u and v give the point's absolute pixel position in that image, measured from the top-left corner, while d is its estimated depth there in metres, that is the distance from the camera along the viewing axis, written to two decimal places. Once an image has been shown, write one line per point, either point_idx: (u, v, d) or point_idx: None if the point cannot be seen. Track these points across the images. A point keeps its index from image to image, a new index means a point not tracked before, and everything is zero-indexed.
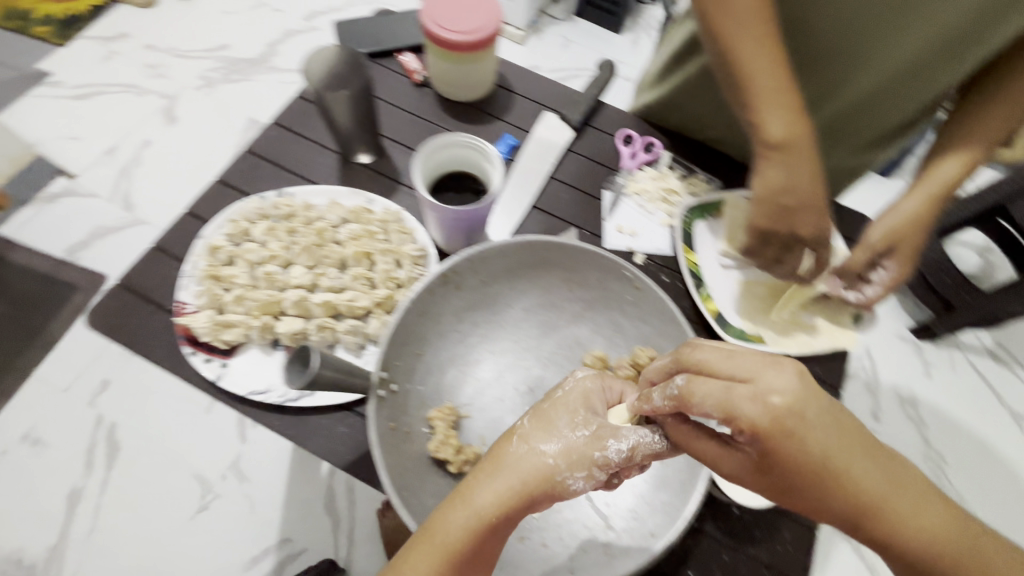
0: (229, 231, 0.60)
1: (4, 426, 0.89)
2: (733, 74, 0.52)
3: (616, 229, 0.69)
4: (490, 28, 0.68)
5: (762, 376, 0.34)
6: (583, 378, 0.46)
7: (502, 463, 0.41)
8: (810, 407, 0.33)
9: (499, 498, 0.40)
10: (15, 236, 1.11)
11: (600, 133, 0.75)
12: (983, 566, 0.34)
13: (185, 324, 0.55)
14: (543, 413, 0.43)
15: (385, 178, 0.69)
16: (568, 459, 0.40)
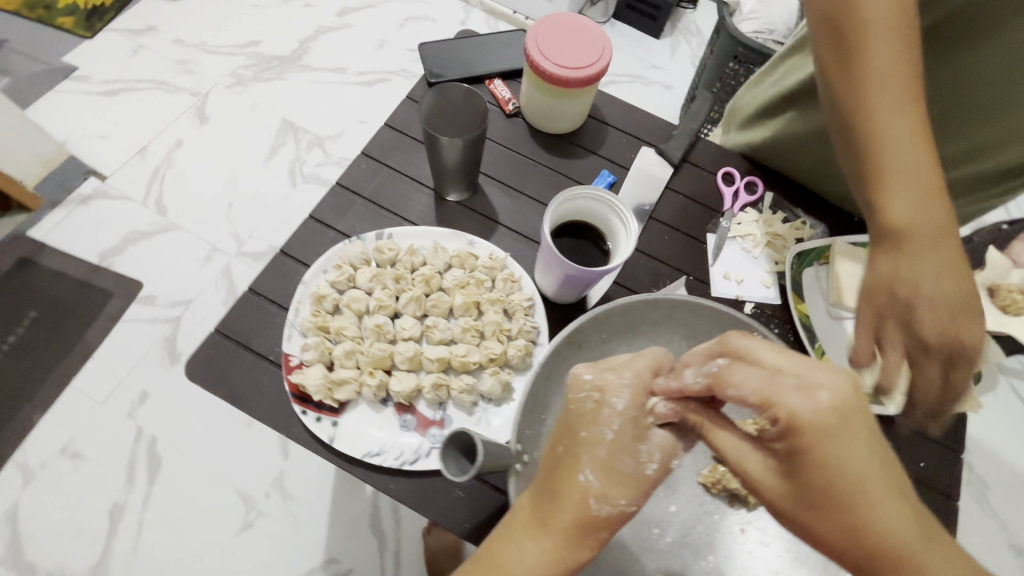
0: (334, 277, 0.57)
1: (43, 439, 0.90)
2: (861, 137, 0.47)
3: (723, 275, 0.66)
4: (601, 62, 0.64)
5: (812, 373, 0.33)
6: (623, 410, 0.41)
7: (572, 516, 0.39)
8: (852, 413, 0.32)
9: (571, 541, 0.39)
10: (47, 241, 1.05)
11: (699, 170, 0.72)
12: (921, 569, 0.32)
13: (296, 382, 0.52)
14: (607, 462, 0.40)
15: (482, 218, 0.66)
16: (645, 498, 0.40)
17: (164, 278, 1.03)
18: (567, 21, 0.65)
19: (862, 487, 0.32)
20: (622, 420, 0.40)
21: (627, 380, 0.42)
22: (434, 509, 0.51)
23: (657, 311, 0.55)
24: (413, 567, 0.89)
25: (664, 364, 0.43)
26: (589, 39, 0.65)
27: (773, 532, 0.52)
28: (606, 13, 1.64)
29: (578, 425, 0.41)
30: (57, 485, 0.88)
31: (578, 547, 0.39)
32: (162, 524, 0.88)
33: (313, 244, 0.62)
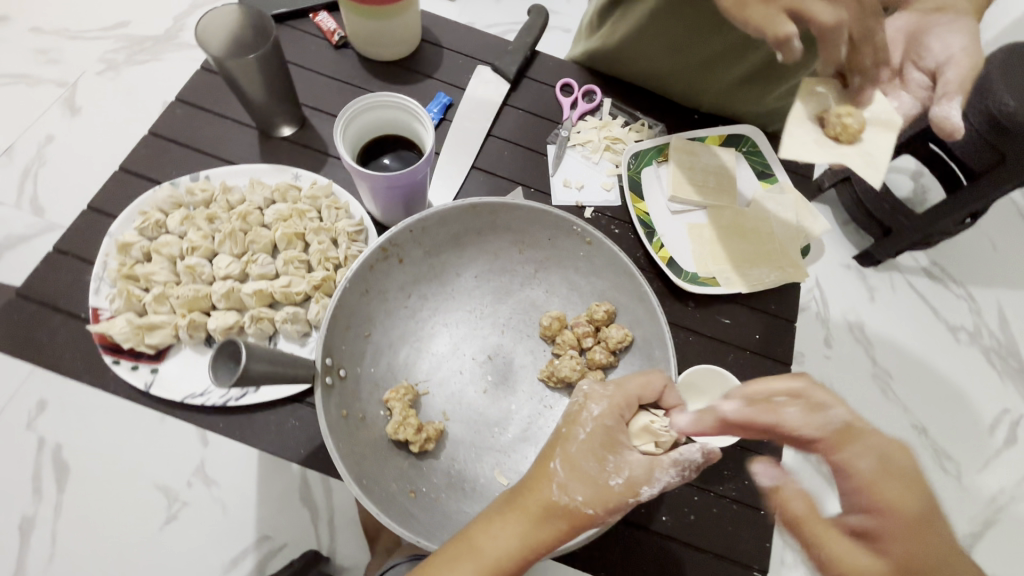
0: (141, 224, 0.54)
1: None
2: None
3: (562, 184, 0.67)
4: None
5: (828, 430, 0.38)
6: (601, 417, 0.40)
7: (537, 499, 0.37)
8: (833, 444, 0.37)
9: (532, 526, 0.37)
10: None
11: (538, 84, 0.72)
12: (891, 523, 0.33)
13: (102, 332, 0.50)
14: (574, 458, 0.38)
15: (312, 151, 0.64)
16: (606, 507, 0.37)
17: None
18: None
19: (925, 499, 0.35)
20: (597, 423, 0.39)
21: (609, 391, 0.42)
22: (266, 440, 0.51)
23: (479, 217, 0.55)
24: None
25: (642, 380, 0.43)
26: None
27: None
28: None
29: (559, 431, 0.40)
30: None
31: (542, 537, 0.37)
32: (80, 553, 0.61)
33: (126, 196, 0.58)
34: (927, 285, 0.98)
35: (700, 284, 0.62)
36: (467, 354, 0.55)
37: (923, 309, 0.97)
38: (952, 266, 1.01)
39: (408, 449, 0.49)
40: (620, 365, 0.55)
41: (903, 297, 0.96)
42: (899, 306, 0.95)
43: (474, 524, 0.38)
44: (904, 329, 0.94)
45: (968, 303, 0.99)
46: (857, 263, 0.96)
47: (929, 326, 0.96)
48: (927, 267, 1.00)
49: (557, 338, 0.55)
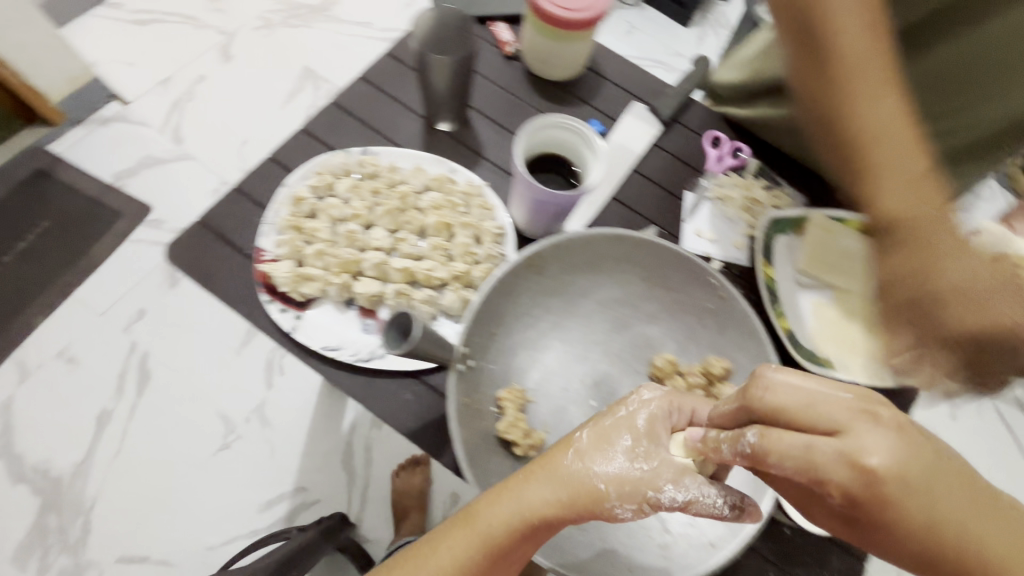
0: (315, 183, 0.59)
1: (33, 351, 0.87)
2: (841, 138, 0.46)
3: (694, 232, 0.67)
4: (569, 15, 0.64)
5: (857, 431, 0.29)
6: (651, 401, 0.41)
7: (550, 464, 0.39)
8: (914, 467, 0.28)
9: (530, 493, 0.38)
10: (55, 143, 1.03)
11: (688, 131, 0.73)
12: (957, 531, 0.29)
13: (266, 272, 0.55)
14: (604, 430, 0.39)
15: (467, 150, 0.68)
16: (620, 489, 0.37)
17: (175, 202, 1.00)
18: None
19: (937, 487, 0.29)
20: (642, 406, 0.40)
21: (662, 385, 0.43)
22: (380, 407, 0.54)
23: (619, 247, 0.57)
24: (378, 510, 0.85)
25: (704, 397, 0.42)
26: None
27: None
28: None
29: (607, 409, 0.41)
30: (47, 392, 0.85)
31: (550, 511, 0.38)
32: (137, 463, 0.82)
33: (302, 155, 0.64)
34: None
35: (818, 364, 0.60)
36: (576, 374, 0.57)
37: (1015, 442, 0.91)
38: None
39: (511, 451, 0.51)
40: None
41: (996, 426, 0.91)
42: (991, 434, 0.90)
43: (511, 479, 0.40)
44: (990, 458, 0.89)
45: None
46: None
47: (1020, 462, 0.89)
48: None
49: (667, 381, 0.56)
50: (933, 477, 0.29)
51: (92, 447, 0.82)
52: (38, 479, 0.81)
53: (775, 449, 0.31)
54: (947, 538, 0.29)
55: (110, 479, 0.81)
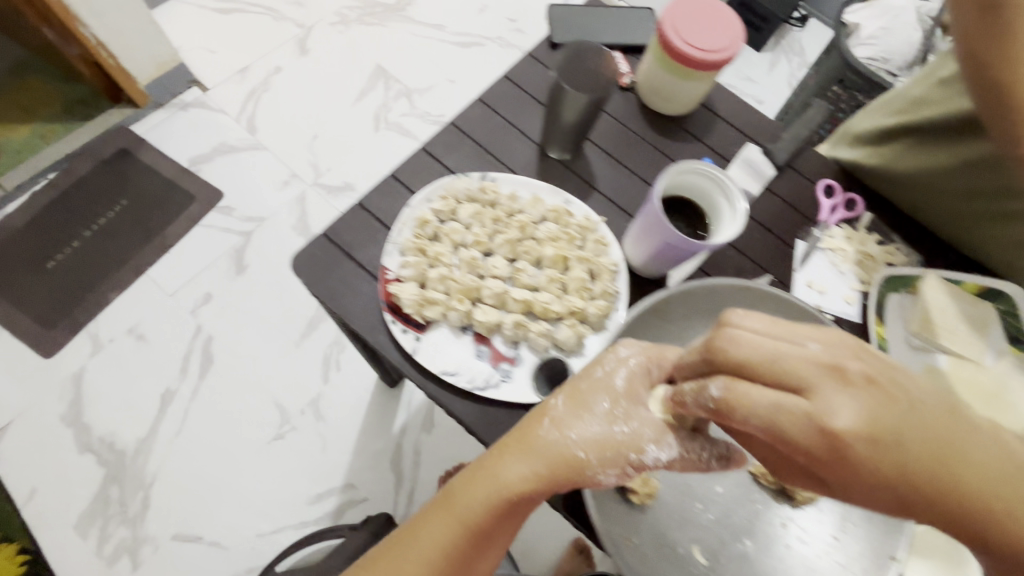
0: (439, 206, 0.60)
1: (117, 320, 1.31)
2: (994, 91, 0.55)
3: (805, 283, 0.66)
4: (692, 54, 0.63)
5: (823, 391, 0.30)
6: (635, 368, 0.43)
7: (534, 438, 0.42)
8: (884, 416, 0.30)
9: (513, 473, 0.42)
10: (164, 166, 1.47)
11: (801, 177, 0.72)
12: (944, 475, 0.30)
13: (392, 293, 0.56)
14: (581, 395, 0.43)
15: (581, 180, 0.67)
16: (600, 455, 0.41)
17: (244, 197, 1.46)
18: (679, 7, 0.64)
19: (904, 431, 0.30)
20: (621, 365, 0.44)
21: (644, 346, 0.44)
22: (494, 435, 0.55)
23: (740, 296, 0.57)
24: None
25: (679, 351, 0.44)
26: (728, 26, 0.64)
27: (814, 532, 0.53)
28: None
29: (580, 382, 0.44)
30: (119, 354, 1.28)
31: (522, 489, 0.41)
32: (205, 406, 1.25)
33: (422, 174, 0.65)
34: None
35: None
36: None
37: None
38: None
39: (626, 496, 0.51)
40: None
41: None
42: None
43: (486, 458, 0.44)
44: None
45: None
46: None
47: None
48: None
49: None
50: (917, 433, 0.30)
51: (154, 427, 1.23)
52: (104, 450, 1.20)
53: (738, 403, 0.31)
54: (931, 477, 0.30)
55: (168, 453, 1.21)
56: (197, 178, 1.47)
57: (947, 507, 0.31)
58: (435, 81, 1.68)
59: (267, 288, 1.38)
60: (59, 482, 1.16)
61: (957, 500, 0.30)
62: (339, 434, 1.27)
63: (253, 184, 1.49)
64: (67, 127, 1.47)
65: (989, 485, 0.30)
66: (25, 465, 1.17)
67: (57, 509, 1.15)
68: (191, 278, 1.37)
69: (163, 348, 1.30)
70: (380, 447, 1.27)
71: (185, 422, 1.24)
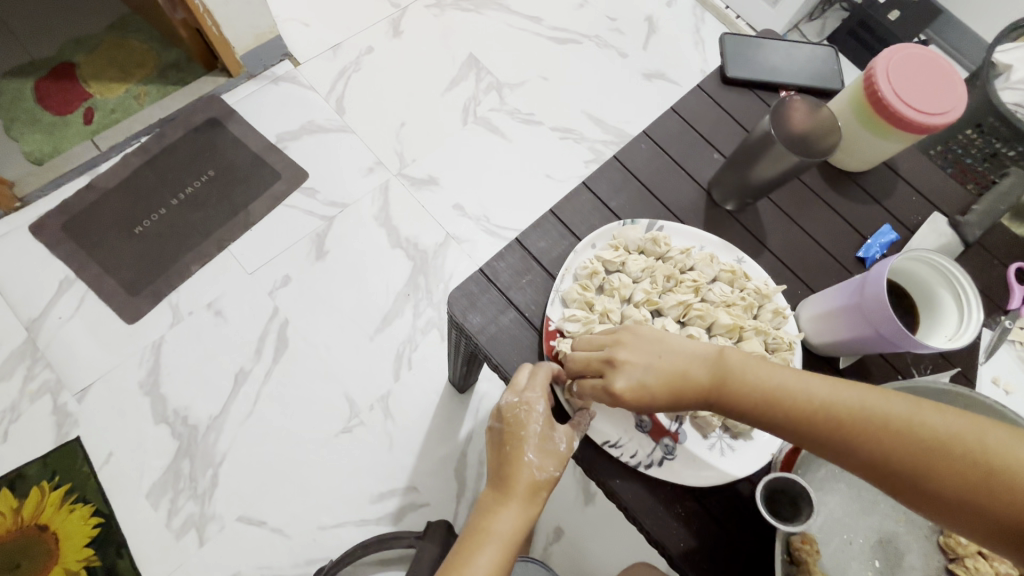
0: (608, 256, 0.56)
1: (197, 294, 1.31)
2: None
3: (990, 379, 0.61)
4: (892, 104, 0.56)
5: (619, 353, 0.47)
6: (543, 409, 0.49)
7: (521, 482, 0.48)
8: (701, 367, 0.45)
9: (523, 505, 0.48)
10: (252, 139, 1.45)
11: (990, 256, 0.65)
12: (837, 417, 0.40)
13: (556, 348, 0.53)
14: (525, 442, 0.49)
15: (749, 235, 0.62)
16: (559, 463, 0.49)
17: (327, 181, 1.44)
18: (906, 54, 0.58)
19: (735, 373, 0.44)
20: (542, 416, 0.49)
21: (543, 383, 0.50)
22: (651, 513, 0.51)
23: (949, 401, 0.51)
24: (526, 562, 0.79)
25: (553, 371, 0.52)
26: (949, 87, 0.57)
27: None
28: (821, 33, 1.67)
29: (512, 431, 0.49)
30: (198, 328, 1.28)
31: (531, 509, 0.48)
32: (278, 387, 1.25)
33: (582, 214, 0.61)
34: None
35: None
36: (861, 528, 0.52)
37: None
38: None
39: None
40: None
41: None
42: None
43: (479, 516, 0.48)
44: None
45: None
46: None
47: None
48: None
49: (968, 561, 0.50)
50: (740, 381, 0.44)
51: (226, 406, 1.23)
52: (177, 423, 1.20)
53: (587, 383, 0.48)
54: (810, 414, 0.41)
55: (238, 433, 1.21)
56: (284, 155, 1.45)
57: (862, 442, 0.39)
58: (527, 77, 1.61)
59: (344, 277, 1.36)
60: (134, 449, 1.18)
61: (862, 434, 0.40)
62: (406, 434, 1.24)
63: (337, 167, 1.46)
64: (161, 91, 1.47)
65: (819, 408, 0.41)
66: (103, 428, 1.19)
67: (131, 475, 1.16)
68: (270, 258, 1.36)
69: (240, 326, 1.29)
70: (445, 454, 1.23)
71: (256, 403, 1.24)
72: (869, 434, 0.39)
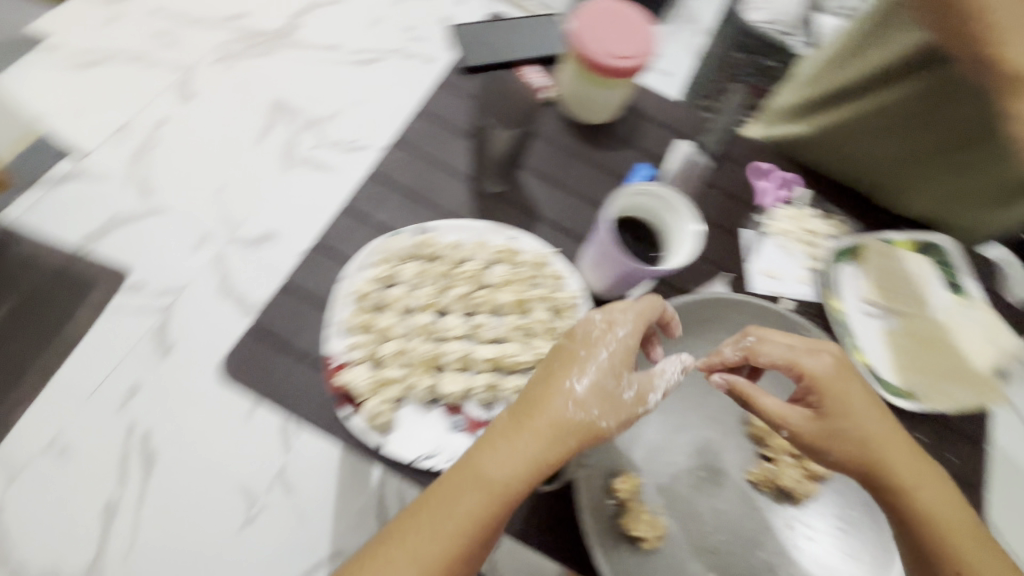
0: (376, 274, 0.55)
1: None
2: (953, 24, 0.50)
3: (760, 272, 0.66)
4: (601, 60, 0.60)
5: (808, 355, 0.48)
6: (622, 338, 0.46)
7: (547, 418, 0.43)
8: (854, 396, 0.46)
9: (544, 445, 0.42)
10: None
11: (735, 164, 0.72)
12: (912, 487, 0.45)
13: (343, 382, 0.50)
14: (583, 370, 0.44)
15: (521, 210, 0.64)
16: (601, 404, 0.43)
17: None
18: (621, 9, 0.62)
19: (880, 424, 0.46)
20: (618, 345, 0.45)
21: (634, 315, 0.47)
22: None
23: (702, 309, 0.60)
24: None
25: (651, 304, 0.49)
26: (641, 28, 0.62)
27: (821, 529, 0.52)
28: None
29: (565, 350, 0.46)
30: None
31: (553, 448, 0.42)
32: None
33: (351, 238, 0.59)
34: None
35: (897, 397, 0.62)
36: (679, 447, 0.55)
37: None
38: None
39: (636, 544, 0.49)
40: (833, 479, 0.54)
41: None
42: None
43: (475, 448, 0.44)
44: None
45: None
46: None
47: None
48: None
49: (769, 440, 0.55)
50: (882, 426, 0.46)
51: None
52: None
53: (765, 349, 0.49)
54: (888, 471, 0.45)
55: None
56: None
57: (898, 499, 0.45)
58: None
59: None
60: None
61: (917, 506, 0.45)
62: None
63: None
64: None
65: (899, 471, 0.45)
66: None
67: None
68: None
69: None
70: None
71: None
72: (921, 505, 0.45)
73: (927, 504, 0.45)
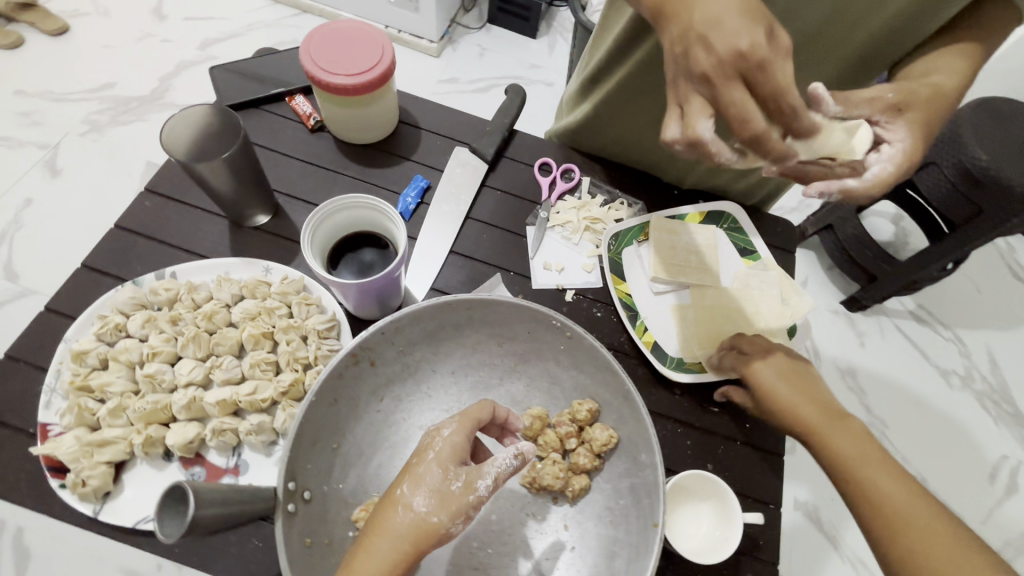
0: (99, 329, 0.52)
1: None
2: None
3: (543, 266, 0.66)
4: (326, 79, 0.59)
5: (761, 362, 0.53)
6: (450, 437, 0.44)
7: (387, 526, 0.40)
8: (803, 392, 0.50)
9: (395, 552, 0.39)
10: None
11: (517, 163, 0.71)
12: (866, 489, 0.42)
13: (49, 453, 0.47)
14: (414, 472, 0.43)
15: (283, 241, 0.62)
16: (448, 511, 0.41)
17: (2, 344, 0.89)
18: (343, 27, 0.61)
19: (845, 422, 0.47)
20: (445, 442, 0.44)
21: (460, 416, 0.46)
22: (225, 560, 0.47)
23: (454, 313, 0.52)
24: None
25: (480, 404, 0.48)
26: (366, 41, 0.61)
27: (590, 525, 0.50)
28: None
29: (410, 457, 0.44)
30: None
31: (401, 556, 0.39)
32: None
33: (88, 298, 0.56)
34: (916, 327, 1.20)
35: (685, 372, 0.60)
36: None
37: (909, 347, 1.18)
38: (939, 310, 1.23)
39: None
40: (603, 469, 0.52)
41: (892, 340, 1.18)
42: (887, 347, 1.17)
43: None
44: (896, 367, 1.15)
45: (956, 345, 1.19)
46: (843, 307, 1.19)
47: (917, 364, 1.16)
48: (913, 310, 1.22)
49: (539, 439, 0.53)
50: (828, 426, 0.47)
51: None
52: None
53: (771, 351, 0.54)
54: (842, 468, 0.44)
55: None
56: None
57: (857, 495, 0.43)
58: None
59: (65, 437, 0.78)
60: None
61: (875, 508, 0.41)
62: None
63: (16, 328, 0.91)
64: None
65: (851, 466, 0.44)
66: None
67: None
68: None
69: None
70: None
71: None
72: (881, 509, 0.41)
73: (891, 507, 0.41)
